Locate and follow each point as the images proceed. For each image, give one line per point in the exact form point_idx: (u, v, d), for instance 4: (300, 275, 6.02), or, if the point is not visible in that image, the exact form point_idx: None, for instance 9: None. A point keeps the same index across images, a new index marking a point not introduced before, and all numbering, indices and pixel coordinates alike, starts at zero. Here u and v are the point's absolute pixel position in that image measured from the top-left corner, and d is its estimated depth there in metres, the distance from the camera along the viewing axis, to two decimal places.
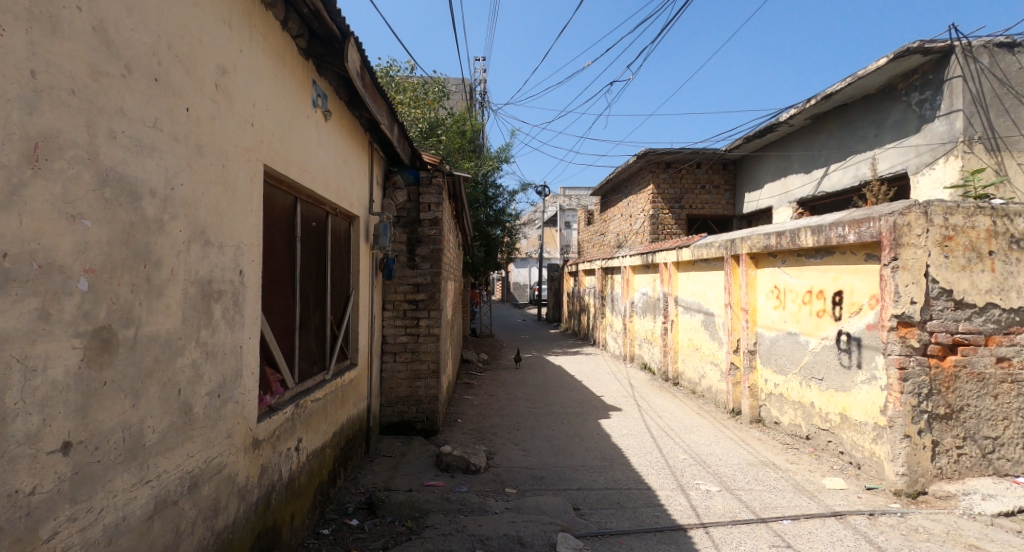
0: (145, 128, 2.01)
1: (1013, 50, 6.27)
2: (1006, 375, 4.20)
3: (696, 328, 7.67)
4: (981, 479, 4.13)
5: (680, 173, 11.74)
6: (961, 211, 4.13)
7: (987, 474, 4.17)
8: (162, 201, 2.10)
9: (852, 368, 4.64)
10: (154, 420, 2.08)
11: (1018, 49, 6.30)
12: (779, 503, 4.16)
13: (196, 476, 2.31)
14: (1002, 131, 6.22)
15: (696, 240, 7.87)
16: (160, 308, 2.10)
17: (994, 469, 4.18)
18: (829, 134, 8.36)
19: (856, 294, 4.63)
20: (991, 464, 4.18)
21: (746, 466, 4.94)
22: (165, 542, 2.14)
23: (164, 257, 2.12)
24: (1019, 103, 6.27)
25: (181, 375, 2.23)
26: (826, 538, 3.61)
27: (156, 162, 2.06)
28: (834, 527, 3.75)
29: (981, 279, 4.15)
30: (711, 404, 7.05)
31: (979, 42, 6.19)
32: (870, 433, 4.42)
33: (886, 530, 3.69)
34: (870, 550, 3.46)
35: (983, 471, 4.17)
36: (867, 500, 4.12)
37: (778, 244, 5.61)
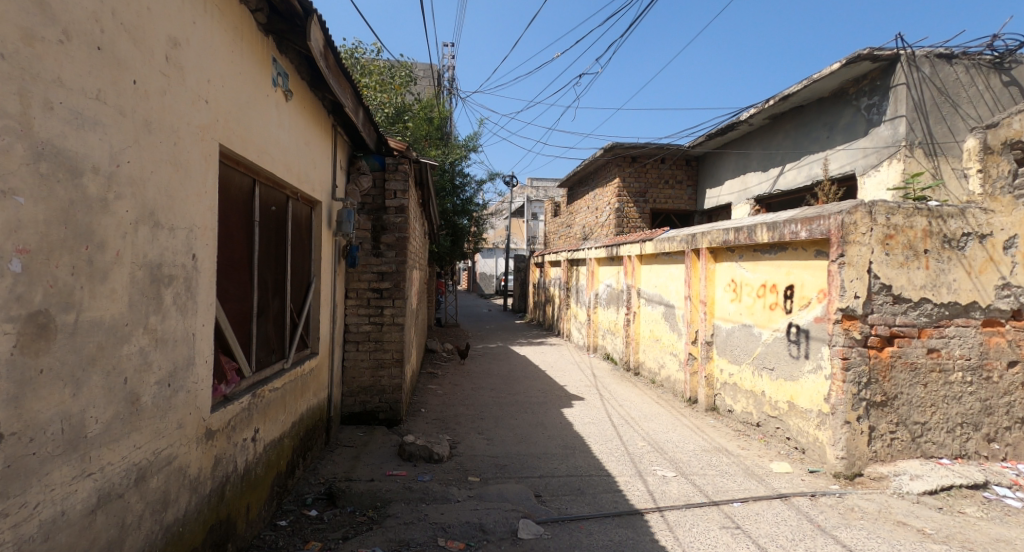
0: (87, 100, 1.99)
1: (952, 61, 6.60)
2: (936, 364, 4.47)
3: (657, 320, 7.87)
4: (910, 461, 4.40)
5: (645, 167, 11.93)
6: (902, 211, 4.36)
7: (916, 456, 4.45)
8: (106, 179, 2.08)
9: (800, 358, 4.86)
10: (98, 410, 2.08)
11: (956, 60, 6.63)
12: (730, 487, 4.35)
13: (143, 468, 2.31)
14: (940, 137, 6.58)
15: (658, 233, 8.05)
16: (104, 292, 2.08)
17: (922, 452, 4.47)
18: (785, 134, 8.64)
19: (806, 288, 4.83)
20: (919, 447, 4.46)
21: (700, 452, 5.14)
22: (108, 537, 2.14)
23: (109, 239, 2.10)
24: (955, 111, 6.62)
25: (128, 362, 2.22)
26: (771, 519, 3.80)
27: (99, 137, 2.04)
28: (779, 508, 3.95)
29: (916, 276, 4.41)
30: (670, 394, 7.26)
31: (922, 52, 6.51)
32: (814, 420, 4.64)
33: (825, 510, 3.91)
34: (811, 529, 3.66)
35: (912, 454, 4.46)
36: (810, 482, 4.35)
37: (735, 239, 5.80)
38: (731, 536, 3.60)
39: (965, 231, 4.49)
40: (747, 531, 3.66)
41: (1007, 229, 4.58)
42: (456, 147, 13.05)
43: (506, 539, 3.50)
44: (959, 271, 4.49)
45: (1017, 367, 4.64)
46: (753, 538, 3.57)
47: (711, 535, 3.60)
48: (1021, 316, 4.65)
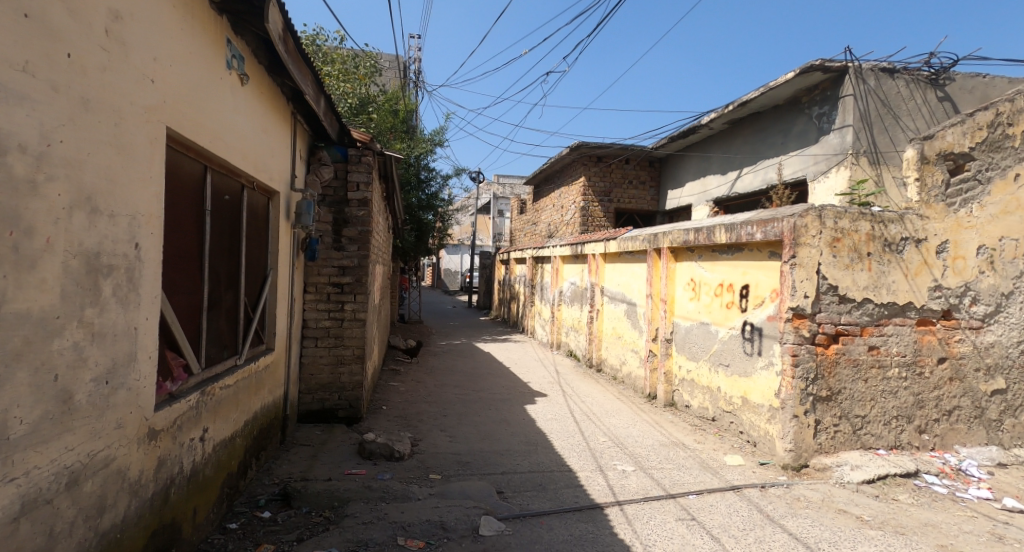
0: (14, 72, 1.95)
1: (894, 75, 6.92)
2: (875, 361, 4.71)
3: (619, 318, 8.02)
4: (851, 452, 4.63)
5: (611, 167, 12.08)
6: (848, 216, 4.57)
7: (855, 447, 4.68)
8: (35, 158, 2.03)
9: (753, 355, 5.04)
10: (23, 410, 2.03)
11: (898, 74, 6.95)
12: (686, 480, 4.49)
13: (75, 472, 2.26)
14: (882, 146, 6.91)
15: (623, 232, 8.19)
16: (32, 283, 2.04)
17: (861, 443, 4.70)
18: (743, 139, 8.89)
19: (760, 288, 5.02)
20: (859, 439, 4.69)
21: (658, 446, 5.29)
22: (35, 545, 2.09)
23: (38, 224, 2.06)
24: (896, 124, 6.95)
25: (60, 358, 2.18)
26: (724, 510, 3.95)
27: (27, 112, 2.00)
28: (732, 500, 4.11)
29: (860, 277, 4.63)
30: (630, 390, 7.44)
31: (868, 65, 6.82)
32: (766, 415, 4.83)
33: (774, 500, 4.08)
34: (761, 518, 3.82)
35: (852, 446, 4.68)
36: (761, 474, 4.54)
37: (695, 240, 5.97)
38: (687, 528, 3.72)
39: (903, 235, 4.73)
40: (701, 522, 3.80)
41: (940, 235, 4.85)
42: (422, 142, 12.99)
43: (468, 536, 3.55)
44: (897, 273, 4.73)
45: (947, 364, 4.93)
46: (708, 528, 3.71)
47: (668, 527, 3.73)
48: (951, 316, 4.94)
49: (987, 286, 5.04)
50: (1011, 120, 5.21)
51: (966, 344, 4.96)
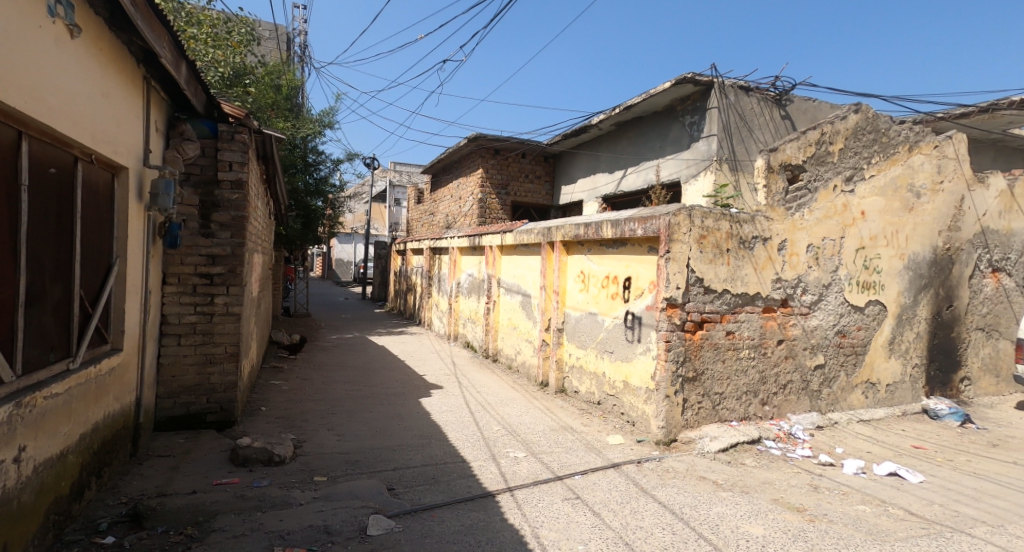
0: None
1: (748, 93, 7.74)
2: (731, 343, 5.28)
3: (515, 309, 8.27)
4: (710, 425, 5.16)
5: (508, 161, 12.32)
6: (712, 216, 5.07)
7: (713, 421, 5.22)
8: None
9: (634, 342, 5.44)
10: None
11: (751, 92, 7.77)
12: (573, 461, 4.79)
13: None
14: (738, 157, 7.70)
15: (519, 225, 8.43)
16: None
17: (718, 417, 5.25)
18: (628, 141, 9.44)
19: (640, 280, 5.41)
20: (717, 413, 5.24)
21: (549, 431, 5.56)
22: None
23: None
24: (750, 136, 7.78)
25: None
26: (605, 487, 4.27)
27: None
28: (612, 477, 4.44)
29: (721, 270, 5.15)
30: (524, 378, 7.72)
31: (729, 82, 7.56)
32: (643, 396, 5.25)
33: (648, 474, 4.46)
34: (635, 491, 4.18)
35: (711, 419, 5.22)
36: (638, 450, 4.94)
37: (585, 234, 6.30)
38: (572, 506, 3.99)
39: (753, 235, 5.34)
40: (585, 500, 4.09)
41: (779, 235, 5.56)
42: (309, 123, 12.53)
43: (354, 538, 3.55)
44: (748, 267, 5.32)
45: (782, 344, 5.66)
46: (590, 505, 3.99)
47: (555, 508, 3.97)
48: (788, 304, 5.66)
49: (813, 278, 5.81)
50: (832, 139, 5.97)
51: (797, 327, 5.73)
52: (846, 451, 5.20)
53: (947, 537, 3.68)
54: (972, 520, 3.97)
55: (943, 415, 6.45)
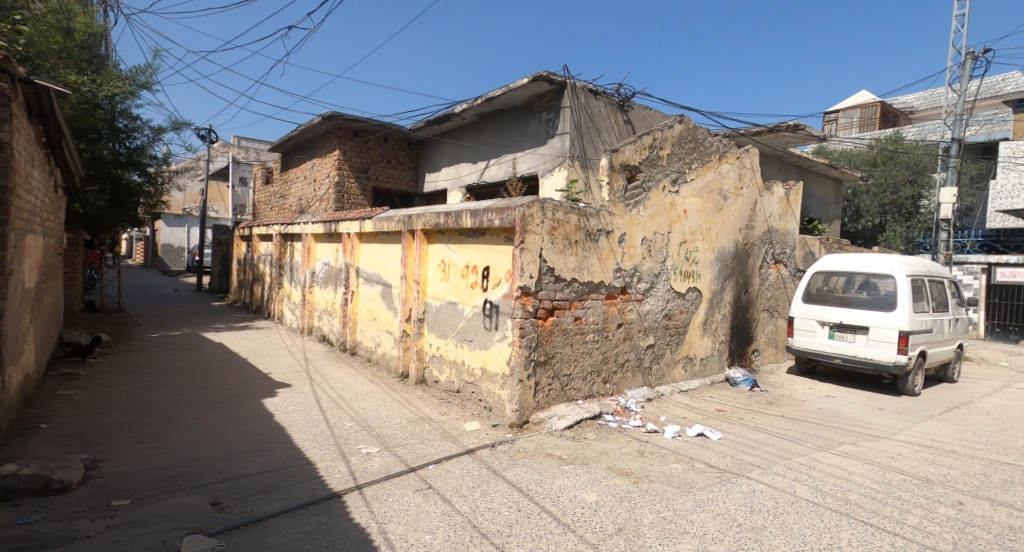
0: None
1: (597, 95, 8.32)
2: (579, 328, 5.69)
3: (374, 300, 8.11)
4: (560, 405, 5.51)
5: (368, 144, 11.93)
6: (562, 209, 5.42)
7: (563, 401, 5.59)
8: None
9: (491, 330, 5.63)
10: None
11: (600, 95, 8.37)
12: (427, 451, 4.86)
13: None
14: (589, 155, 8.27)
15: (378, 212, 8.26)
16: None
17: (567, 397, 5.64)
18: (490, 132, 9.66)
19: (498, 269, 5.60)
20: (566, 394, 5.62)
21: (406, 424, 5.58)
22: None
23: None
24: (598, 136, 8.38)
25: None
26: (458, 473, 4.41)
27: None
28: (466, 462, 4.59)
29: (570, 260, 5.53)
30: (384, 370, 7.62)
31: (581, 84, 8.06)
32: (500, 382, 5.46)
33: (500, 456, 4.68)
34: (487, 474, 4.37)
35: (561, 400, 5.58)
36: (493, 434, 5.15)
37: (445, 223, 6.35)
38: (423, 497, 4.06)
39: (598, 228, 5.80)
40: (436, 488, 4.18)
41: (620, 228, 6.06)
42: (115, 79, 10.89)
43: None
44: (594, 258, 5.78)
45: (622, 327, 6.20)
46: (441, 493, 4.09)
47: (405, 500, 4.01)
48: (626, 291, 6.23)
49: (646, 268, 6.43)
50: (661, 145, 6.80)
51: (634, 311, 6.31)
52: (668, 418, 5.87)
53: (737, 483, 4.37)
54: (754, 466, 4.74)
55: (738, 382, 7.47)
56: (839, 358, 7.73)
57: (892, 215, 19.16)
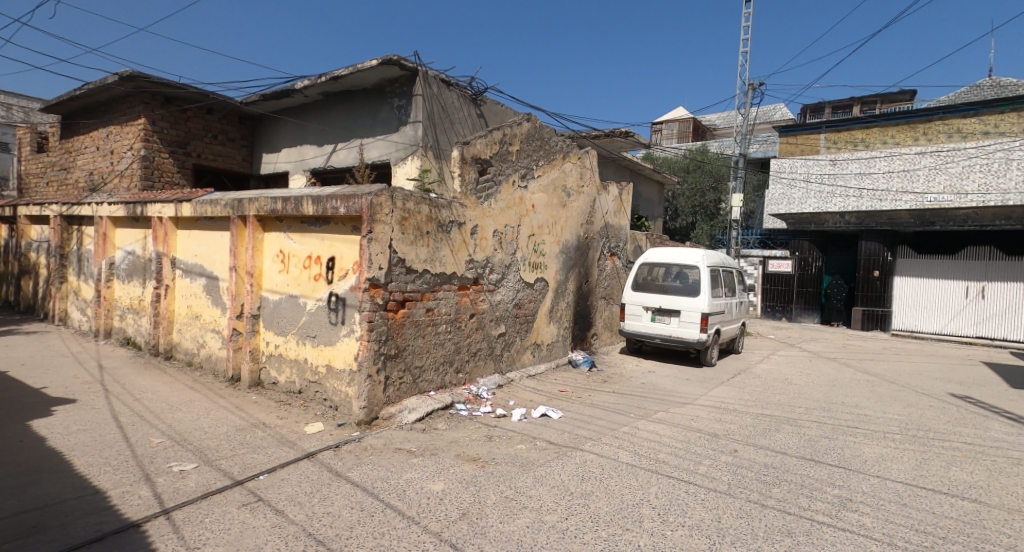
0: None
1: (450, 86, 8.39)
2: (431, 320, 5.74)
3: (197, 295, 7.16)
4: (411, 398, 5.51)
5: (185, 114, 10.13)
6: (413, 199, 5.41)
7: (414, 394, 5.60)
8: None
9: (337, 325, 5.37)
10: None
11: (453, 86, 8.46)
12: (259, 460, 4.44)
13: None
14: (444, 146, 8.35)
15: (200, 195, 7.26)
16: None
17: (419, 390, 5.66)
18: (337, 114, 9.15)
19: (345, 260, 5.33)
20: (417, 386, 5.64)
21: (233, 432, 5.02)
22: None
23: None
24: (451, 127, 8.47)
25: None
26: (295, 480, 4.10)
27: None
28: (306, 467, 4.31)
29: (422, 251, 5.55)
30: (211, 374, 6.78)
31: (434, 73, 8.06)
32: (346, 378, 5.28)
33: (344, 457, 4.50)
34: (330, 476, 4.17)
35: (412, 393, 5.58)
36: (337, 435, 4.95)
37: (283, 209, 5.77)
38: (250, 512, 3.66)
39: (450, 220, 5.90)
40: (267, 500, 3.81)
41: (472, 220, 6.25)
42: None
43: None
44: (446, 249, 5.87)
45: (474, 318, 6.36)
46: (273, 504, 3.74)
47: (228, 517, 3.58)
48: (479, 282, 6.41)
49: (497, 259, 6.67)
50: (511, 141, 6.89)
51: (485, 301, 6.51)
52: (517, 403, 6.11)
53: (571, 455, 4.72)
54: (586, 438, 5.15)
55: (579, 362, 7.99)
56: (659, 338, 8.63)
57: (701, 216, 21.82)
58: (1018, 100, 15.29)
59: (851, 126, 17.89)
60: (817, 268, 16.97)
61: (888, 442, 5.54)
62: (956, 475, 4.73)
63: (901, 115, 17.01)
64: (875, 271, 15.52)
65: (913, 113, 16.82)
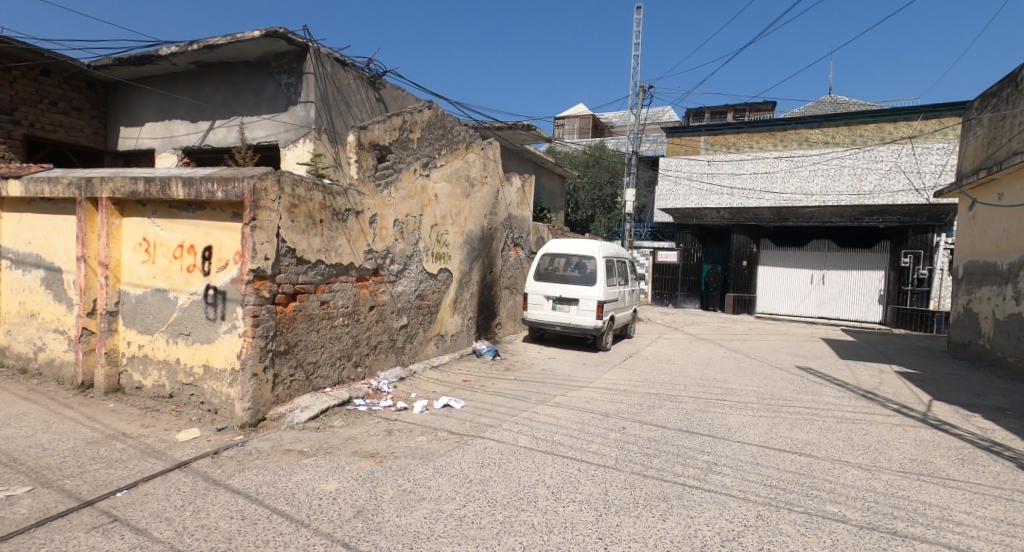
0: None
1: (344, 66, 8.06)
2: (326, 314, 5.52)
3: (31, 289, 6.24)
4: (303, 396, 5.28)
5: (10, 74, 8.09)
6: (303, 185, 5.14)
7: (307, 391, 5.36)
8: None
9: (216, 320, 4.99)
10: None
11: (348, 66, 8.13)
12: (115, 476, 4.00)
13: None
14: (340, 130, 8.05)
15: (35, 171, 6.35)
16: None
17: (313, 386, 5.42)
18: (213, 89, 8.41)
19: (223, 250, 4.96)
20: (311, 383, 5.40)
21: (82, 447, 4.47)
22: None
23: None
24: (346, 109, 8.16)
25: None
26: (161, 494, 3.76)
27: None
28: (175, 479, 3.97)
29: (314, 241, 5.30)
30: (54, 381, 5.99)
31: (326, 51, 7.69)
32: (227, 378, 4.92)
33: (223, 464, 4.21)
34: (204, 486, 3.88)
35: (305, 390, 5.35)
36: (216, 440, 4.61)
37: (146, 191, 5.23)
38: (102, 534, 3.29)
39: (347, 208, 5.69)
40: (124, 520, 3.45)
41: (371, 209, 6.05)
42: None
43: None
44: (342, 239, 5.66)
45: (374, 310, 6.20)
46: (131, 524, 3.40)
47: (74, 543, 3.20)
48: (379, 273, 6.24)
49: (399, 249, 6.53)
50: (412, 128, 6.74)
51: (386, 293, 6.36)
52: (419, 394, 6.04)
53: (472, 443, 4.73)
54: (488, 426, 5.19)
55: (484, 352, 8.04)
56: (559, 326, 8.85)
57: (599, 210, 22.66)
58: (851, 116, 16.82)
59: (724, 130, 18.89)
60: (698, 259, 18.14)
61: (747, 410, 6.04)
62: (796, 434, 5.27)
63: (763, 122, 18.14)
64: (743, 261, 16.96)
65: (771, 122, 17.96)
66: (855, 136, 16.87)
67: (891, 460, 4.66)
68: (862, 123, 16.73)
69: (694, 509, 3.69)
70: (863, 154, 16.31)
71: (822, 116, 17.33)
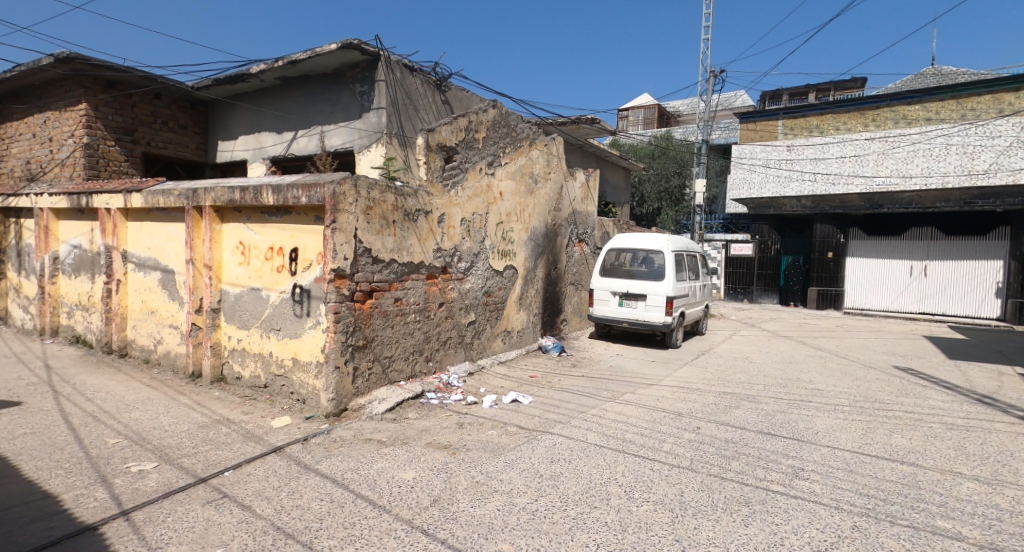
0: None
1: (413, 71, 8.27)
2: (399, 310, 5.70)
3: (151, 289, 6.78)
4: (381, 389, 5.49)
5: (129, 99, 9.11)
6: (377, 188, 5.33)
7: (384, 383, 5.57)
8: None
9: (303, 317, 5.26)
10: None
11: (416, 72, 8.34)
12: (222, 457, 4.31)
13: None
14: (409, 135, 8.26)
15: (151, 183, 6.88)
16: None
17: (388, 379, 5.63)
18: (293, 99, 8.85)
19: (307, 251, 5.23)
20: (387, 376, 5.61)
21: (195, 430, 4.84)
22: None
23: None
24: (415, 113, 8.37)
25: None
26: (262, 475, 4.01)
27: None
28: (273, 463, 4.22)
29: (387, 241, 5.49)
30: (169, 371, 6.48)
31: (396, 58, 7.92)
32: (314, 371, 5.19)
33: (313, 450, 4.45)
34: (298, 470, 4.11)
35: (382, 383, 5.56)
36: (305, 427, 4.88)
37: (241, 199, 5.58)
38: (214, 509, 3.56)
39: (417, 208, 5.85)
40: (232, 497, 3.71)
41: (439, 209, 6.20)
42: None
43: None
44: (413, 238, 5.82)
45: (443, 306, 6.35)
46: (239, 500, 3.65)
47: (192, 516, 3.47)
48: (447, 271, 6.39)
49: (466, 248, 6.65)
50: (477, 128, 6.85)
51: (455, 290, 6.50)
52: (488, 389, 6.14)
53: (542, 439, 4.75)
54: (556, 422, 5.21)
55: (549, 348, 8.08)
56: (626, 322, 8.73)
57: (666, 202, 22.15)
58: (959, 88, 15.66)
59: (807, 112, 18.02)
60: (776, 251, 17.38)
61: (836, 413, 5.76)
62: (896, 441, 4.98)
63: (850, 102, 17.21)
64: (828, 253, 16.21)
65: (862, 100, 17.04)
66: (964, 110, 15.70)
67: (997, 469, 4.33)
68: (973, 95, 15.57)
69: (780, 515, 3.57)
70: (976, 129, 15.13)
71: (921, 91, 16.15)
